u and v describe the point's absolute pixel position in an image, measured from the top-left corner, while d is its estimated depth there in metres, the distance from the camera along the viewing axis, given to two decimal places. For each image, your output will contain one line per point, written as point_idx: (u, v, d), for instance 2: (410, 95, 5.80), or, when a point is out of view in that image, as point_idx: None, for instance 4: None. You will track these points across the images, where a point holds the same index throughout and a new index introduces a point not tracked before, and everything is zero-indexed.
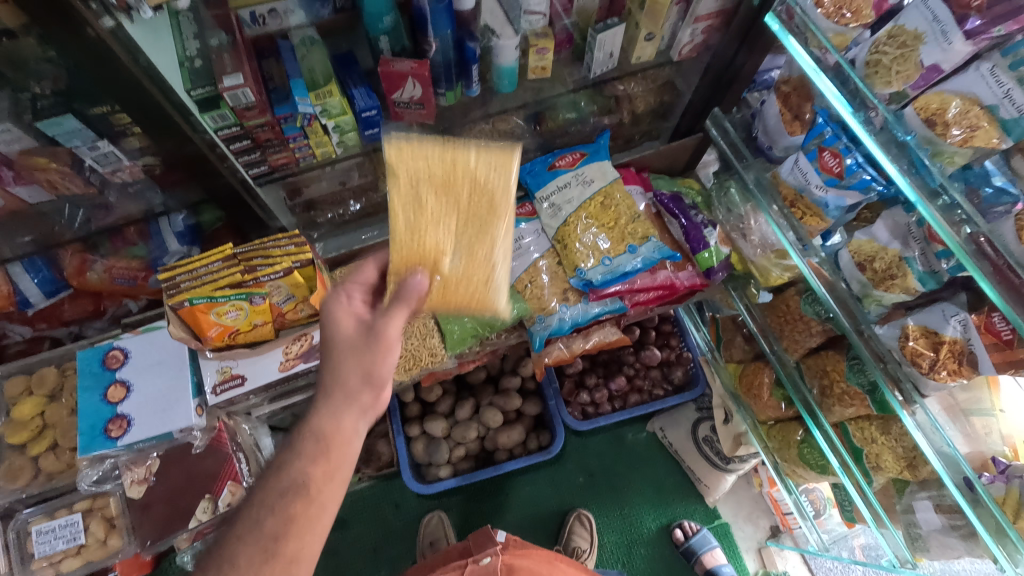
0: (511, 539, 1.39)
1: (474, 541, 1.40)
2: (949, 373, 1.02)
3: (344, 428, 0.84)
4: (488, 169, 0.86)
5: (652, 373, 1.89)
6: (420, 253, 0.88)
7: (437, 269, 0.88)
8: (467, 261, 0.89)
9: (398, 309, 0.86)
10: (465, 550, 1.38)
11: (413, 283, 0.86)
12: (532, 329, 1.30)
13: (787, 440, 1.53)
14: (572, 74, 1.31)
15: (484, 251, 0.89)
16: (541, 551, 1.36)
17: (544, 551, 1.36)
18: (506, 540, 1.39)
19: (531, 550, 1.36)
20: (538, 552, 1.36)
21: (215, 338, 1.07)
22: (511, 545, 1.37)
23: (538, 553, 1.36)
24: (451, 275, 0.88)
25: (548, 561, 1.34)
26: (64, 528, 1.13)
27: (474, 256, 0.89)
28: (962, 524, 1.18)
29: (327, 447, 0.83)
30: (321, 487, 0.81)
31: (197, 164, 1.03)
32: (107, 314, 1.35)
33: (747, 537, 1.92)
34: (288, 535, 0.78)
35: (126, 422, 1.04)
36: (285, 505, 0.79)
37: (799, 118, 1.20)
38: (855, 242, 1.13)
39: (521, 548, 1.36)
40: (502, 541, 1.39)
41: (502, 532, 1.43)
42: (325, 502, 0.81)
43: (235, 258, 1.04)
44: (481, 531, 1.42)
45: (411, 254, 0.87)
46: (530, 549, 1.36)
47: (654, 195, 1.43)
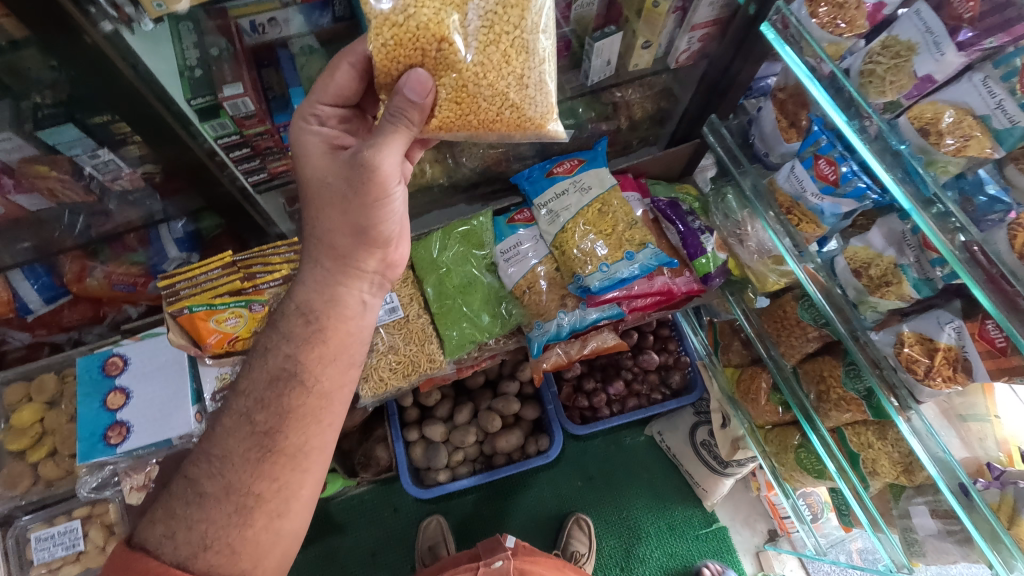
0: (520, 545, 1.40)
1: (483, 546, 1.42)
2: (943, 379, 1.04)
3: (343, 305, 0.95)
4: None
5: (651, 378, 1.89)
6: (425, 39, 0.79)
7: (450, 60, 0.81)
8: (486, 35, 0.81)
9: (391, 149, 0.85)
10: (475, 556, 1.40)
11: (410, 89, 0.80)
12: (530, 335, 1.31)
13: (785, 444, 1.53)
14: (570, 81, 1.32)
15: (508, 24, 0.81)
16: (549, 560, 1.37)
17: (552, 560, 1.37)
18: (516, 547, 1.39)
19: (541, 558, 1.37)
20: (547, 560, 1.37)
21: (214, 346, 1.02)
22: (520, 552, 1.37)
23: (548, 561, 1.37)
24: (466, 68, 0.81)
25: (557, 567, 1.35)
26: (63, 534, 1.11)
27: (490, 42, 0.81)
28: (958, 529, 1.17)
29: (321, 327, 0.93)
30: (317, 375, 0.90)
31: (196, 171, 1.03)
32: (107, 320, 1.35)
33: (745, 540, 1.92)
34: (285, 425, 0.86)
35: (126, 429, 1.05)
36: (282, 397, 0.87)
37: (795, 125, 1.22)
38: (849, 249, 1.15)
39: (530, 555, 1.37)
40: (512, 547, 1.39)
41: (512, 539, 1.43)
42: (323, 391, 0.90)
43: (235, 265, 1.06)
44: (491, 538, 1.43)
45: (414, 42, 0.80)
46: (539, 556, 1.37)
47: (651, 201, 1.43)
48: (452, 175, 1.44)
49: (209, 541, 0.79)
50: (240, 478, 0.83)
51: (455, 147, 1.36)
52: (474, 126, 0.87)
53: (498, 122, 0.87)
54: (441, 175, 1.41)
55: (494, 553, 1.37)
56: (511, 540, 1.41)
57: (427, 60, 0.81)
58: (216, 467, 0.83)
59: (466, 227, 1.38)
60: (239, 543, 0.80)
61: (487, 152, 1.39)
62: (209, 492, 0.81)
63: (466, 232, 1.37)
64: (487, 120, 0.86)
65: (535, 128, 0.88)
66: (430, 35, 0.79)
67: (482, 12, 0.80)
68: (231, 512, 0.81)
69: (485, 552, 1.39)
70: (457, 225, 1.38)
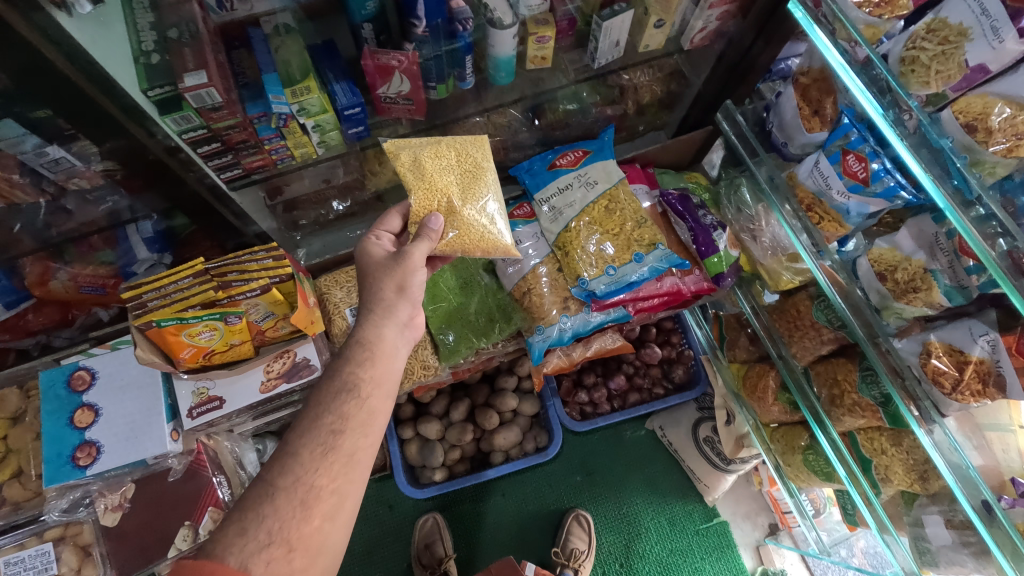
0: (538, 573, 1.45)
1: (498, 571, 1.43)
2: (972, 394, 0.96)
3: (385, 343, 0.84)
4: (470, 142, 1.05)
5: (653, 372, 1.83)
6: (434, 201, 1.00)
7: (453, 209, 1.01)
8: (471, 193, 1.03)
9: (424, 240, 0.93)
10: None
11: (431, 223, 0.95)
12: (531, 340, 1.23)
13: (792, 445, 1.49)
14: (574, 61, 1.19)
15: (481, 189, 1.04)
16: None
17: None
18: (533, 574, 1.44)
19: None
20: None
21: (188, 360, 0.98)
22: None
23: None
24: (465, 216, 1.02)
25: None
26: (35, 557, 1.01)
27: (478, 205, 1.04)
28: (975, 540, 1.12)
29: (372, 353, 0.82)
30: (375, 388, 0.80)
31: (157, 169, 0.92)
32: (76, 323, 1.26)
33: (745, 534, 1.87)
34: (349, 425, 0.75)
35: (96, 449, 0.97)
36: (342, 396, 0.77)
37: (818, 113, 1.12)
38: (874, 251, 1.08)
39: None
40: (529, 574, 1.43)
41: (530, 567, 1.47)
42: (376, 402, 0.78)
43: (208, 274, 0.94)
44: (506, 563, 1.43)
45: (431, 199, 0.98)
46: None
47: (660, 194, 1.34)
48: None
49: (273, 538, 0.66)
50: (303, 471, 0.70)
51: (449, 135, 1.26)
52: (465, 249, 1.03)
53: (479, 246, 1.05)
54: None
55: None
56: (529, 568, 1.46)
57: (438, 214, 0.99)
58: (283, 460, 0.71)
59: None
60: (295, 541, 0.67)
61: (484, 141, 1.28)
62: (278, 484, 0.69)
63: None
64: (477, 244, 1.03)
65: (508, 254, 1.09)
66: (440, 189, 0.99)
67: (465, 181, 1.03)
68: (297, 505, 0.68)
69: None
70: None
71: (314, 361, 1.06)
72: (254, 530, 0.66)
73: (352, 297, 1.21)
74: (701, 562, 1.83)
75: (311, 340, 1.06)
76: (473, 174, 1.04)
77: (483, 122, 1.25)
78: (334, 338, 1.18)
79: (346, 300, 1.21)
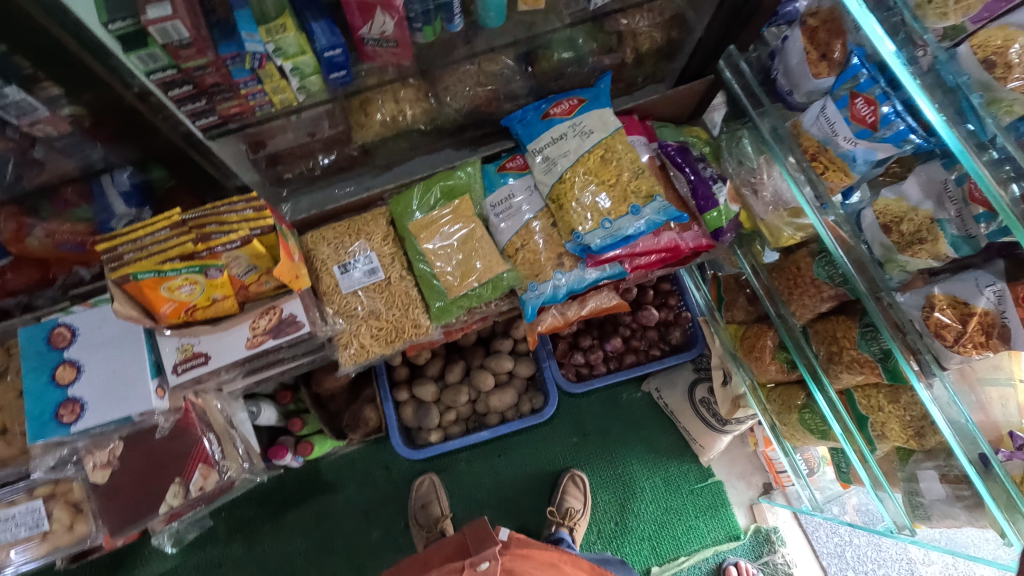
0: (514, 537, 1.20)
1: (471, 535, 1.19)
2: (975, 346, 0.95)
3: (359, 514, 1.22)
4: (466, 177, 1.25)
5: (649, 334, 1.79)
6: (431, 224, 1.20)
7: (448, 227, 1.20)
8: (461, 212, 1.21)
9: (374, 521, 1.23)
10: (461, 547, 1.19)
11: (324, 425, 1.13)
12: (524, 297, 1.21)
13: (788, 405, 1.43)
14: (569, 5, 1.12)
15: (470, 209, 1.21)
16: (546, 551, 1.19)
17: (547, 551, 1.18)
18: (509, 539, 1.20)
19: (533, 551, 1.17)
20: (542, 553, 1.18)
21: (169, 316, 0.96)
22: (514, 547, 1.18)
23: (543, 556, 1.17)
24: (470, 234, 1.20)
25: (551, 564, 1.15)
26: (26, 514, 1.07)
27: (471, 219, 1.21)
28: (968, 494, 1.10)
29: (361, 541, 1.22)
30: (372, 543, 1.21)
31: (125, 116, 0.88)
32: (57, 283, 1.23)
33: (739, 493, 1.88)
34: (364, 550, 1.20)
35: (79, 406, 0.96)
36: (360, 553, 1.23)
37: (826, 57, 1.07)
38: (880, 202, 1.04)
39: (524, 549, 1.19)
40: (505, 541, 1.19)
41: (504, 530, 1.23)
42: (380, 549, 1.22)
43: (184, 226, 0.91)
44: (480, 524, 1.20)
45: (433, 224, 1.19)
46: (534, 549, 1.18)
47: (659, 146, 1.29)
48: (434, 118, 1.27)
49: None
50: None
51: (439, 85, 1.20)
52: (467, 251, 1.19)
53: (480, 251, 1.19)
54: (422, 119, 1.25)
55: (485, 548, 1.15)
56: (504, 533, 1.21)
57: (441, 229, 1.19)
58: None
59: (450, 180, 1.24)
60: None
61: (474, 91, 1.22)
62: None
63: (452, 186, 1.23)
64: (476, 246, 1.19)
65: (491, 266, 1.18)
66: (426, 223, 1.20)
67: (453, 208, 1.21)
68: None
69: (473, 545, 1.18)
70: (442, 178, 1.24)
71: (301, 317, 1.03)
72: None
73: (339, 254, 1.18)
74: (696, 520, 1.84)
75: (297, 297, 1.04)
76: (471, 241, 1.19)
77: (473, 70, 1.19)
78: (323, 295, 1.16)
79: (333, 258, 1.18)
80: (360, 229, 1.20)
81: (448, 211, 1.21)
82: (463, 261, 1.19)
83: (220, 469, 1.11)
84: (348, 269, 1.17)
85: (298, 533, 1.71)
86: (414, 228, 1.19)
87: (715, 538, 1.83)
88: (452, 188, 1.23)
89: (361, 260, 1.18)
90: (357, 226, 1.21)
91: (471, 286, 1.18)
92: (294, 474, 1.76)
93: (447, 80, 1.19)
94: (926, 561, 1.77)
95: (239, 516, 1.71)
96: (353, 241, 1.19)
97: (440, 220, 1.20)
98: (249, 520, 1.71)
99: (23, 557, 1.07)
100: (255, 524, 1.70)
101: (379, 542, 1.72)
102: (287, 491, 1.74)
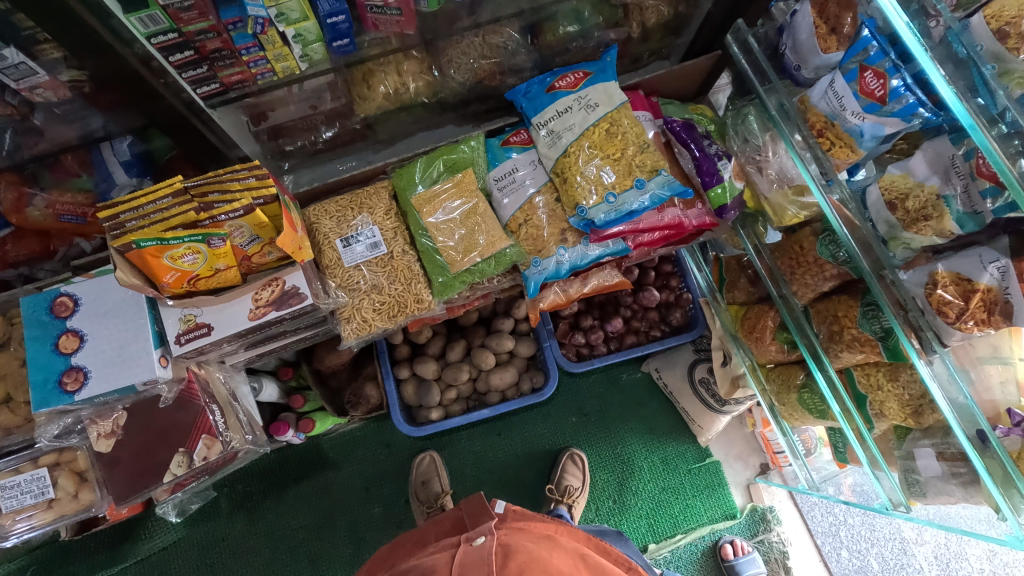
0: (511, 510, 1.15)
1: (467, 511, 1.17)
2: (976, 323, 0.96)
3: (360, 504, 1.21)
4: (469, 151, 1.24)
5: (650, 315, 1.77)
6: (433, 198, 1.19)
7: (450, 201, 1.19)
8: (461, 186, 1.20)
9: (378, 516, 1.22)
10: (459, 523, 1.17)
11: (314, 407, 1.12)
12: (527, 273, 1.22)
13: (788, 383, 1.42)
14: None
15: (472, 184, 1.21)
16: (541, 522, 1.09)
17: (545, 523, 1.10)
18: (505, 512, 1.15)
19: (529, 524, 1.06)
20: (537, 525, 1.08)
21: (171, 286, 0.96)
22: (509, 519, 1.13)
23: (537, 527, 1.07)
24: (473, 208, 1.19)
25: (546, 536, 1.03)
26: (31, 482, 1.08)
27: (473, 193, 1.20)
28: (964, 471, 1.08)
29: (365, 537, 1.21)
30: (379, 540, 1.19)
31: (132, 83, 0.89)
32: (58, 255, 1.24)
33: (736, 473, 1.90)
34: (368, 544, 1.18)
35: (83, 374, 0.96)
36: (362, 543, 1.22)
37: (835, 32, 1.06)
38: (886, 178, 1.04)
39: (519, 521, 1.10)
40: (500, 513, 1.15)
41: (501, 504, 1.19)
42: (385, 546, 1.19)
43: (187, 193, 0.90)
44: (476, 500, 1.18)
45: (435, 199, 1.19)
46: (529, 521, 1.10)
47: (664, 121, 1.27)
48: (438, 92, 1.25)
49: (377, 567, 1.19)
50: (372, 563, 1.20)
51: (442, 57, 1.18)
52: (468, 226, 1.18)
53: (484, 226, 1.18)
54: (425, 92, 1.23)
55: (479, 522, 1.12)
56: (501, 505, 1.18)
57: (444, 203, 1.19)
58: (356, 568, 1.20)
59: (454, 154, 1.23)
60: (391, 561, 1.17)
61: (478, 64, 1.20)
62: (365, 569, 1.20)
63: (456, 159, 1.23)
64: (478, 221, 1.19)
65: (495, 239, 1.18)
66: (425, 200, 1.19)
67: (454, 182, 1.20)
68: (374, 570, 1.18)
69: (469, 519, 1.15)
70: (445, 151, 1.23)
71: (304, 289, 1.02)
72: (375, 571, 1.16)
73: (341, 228, 1.17)
74: (693, 499, 1.86)
75: (300, 269, 1.03)
76: (474, 216, 1.19)
77: (478, 42, 1.17)
78: (326, 268, 1.16)
79: (336, 231, 1.17)
80: (363, 203, 1.20)
81: (449, 186, 1.20)
82: (466, 236, 1.18)
83: (225, 440, 1.11)
84: (351, 243, 1.17)
85: (300, 509, 1.73)
86: (417, 202, 1.19)
87: (712, 517, 1.85)
88: (454, 162, 1.23)
89: (364, 234, 1.17)
90: (360, 200, 1.20)
91: (474, 261, 1.17)
92: (295, 451, 1.77)
93: (451, 52, 1.18)
94: (919, 541, 1.81)
95: (242, 492, 1.72)
96: (356, 215, 1.19)
97: (442, 195, 1.19)
98: (251, 495, 1.73)
99: (29, 524, 1.10)
100: (257, 499, 1.72)
101: (379, 517, 1.74)
102: (288, 468, 1.75)
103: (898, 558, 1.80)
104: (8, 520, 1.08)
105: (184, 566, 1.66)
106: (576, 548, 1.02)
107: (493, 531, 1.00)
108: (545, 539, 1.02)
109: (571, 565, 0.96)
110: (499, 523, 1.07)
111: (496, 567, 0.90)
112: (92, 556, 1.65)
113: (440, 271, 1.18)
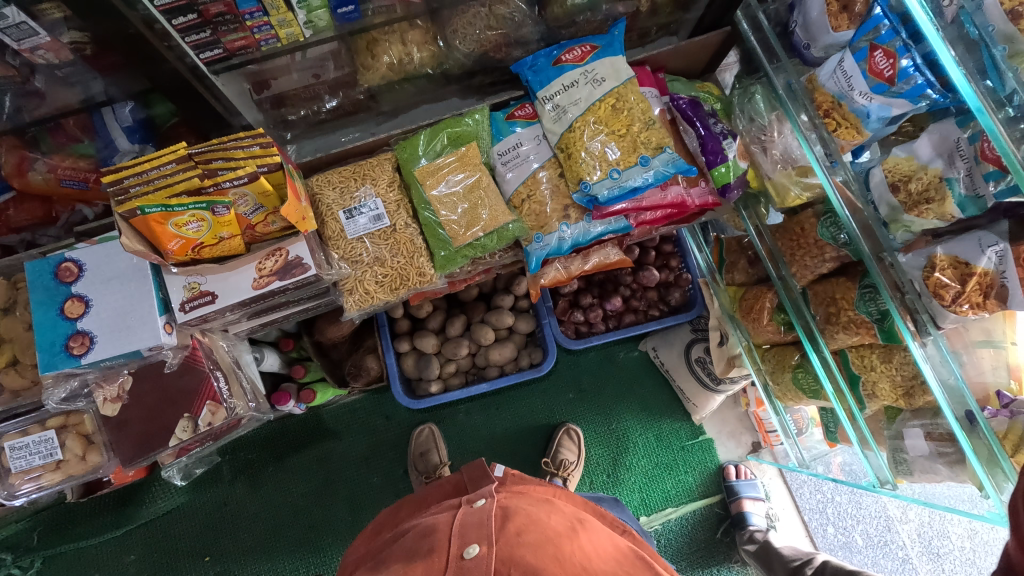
0: (510, 474, 1.19)
1: (468, 476, 1.19)
2: (972, 306, 0.98)
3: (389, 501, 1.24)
4: (476, 123, 1.23)
5: (649, 295, 1.77)
6: (434, 171, 1.19)
7: (452, 175, 1.19)
8: (463, 162, 1.20)
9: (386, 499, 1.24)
10: (460, 486, 1.20)
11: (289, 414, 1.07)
12: (529, 248, 1.23)
13: (782, 363, 1.43)
14: None
15: (476, 159, 1.20)
16: (540, 487, 1.13)
17: (543, 488, 1.13)
18: (505, 476, 1.19)
19: (529, 489, 1.08)
20: (536, 489, 1.12)
21: (176, 253, 0.97)
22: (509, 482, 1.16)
23: (537, 492, 1.10)
24: (478, 184, 1.19)
25: (545, 500, 1.04)
26: (39, 444, 1.11)
27: (477, 167, 1.20)
28: (951, 451, 1.11)
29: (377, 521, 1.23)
30: (388, 518, 1.22)
31: (134, 45, 0.89)
32: (60, 221, 1.24)
33: (728, 451, 1.93)
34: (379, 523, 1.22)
35: (89, 339, 0.98)
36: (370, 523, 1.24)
37: (847, 10, 1.05)
38: (890, 160, 1.04)
39: (519, 484, 1.14)
40: (500, 477, 1.18)
41: (500, 468, 1.23)
42: (388, 519, 1.21)
43: (192, 160, 0.91)
44: (477, 465, 1.21)
45: (438, 172, 1.19)
46: (528, 485, 1.14)
47: (670, 99, 1.27)
48: (443, 63, 1.24)
49: (374, 528, 1.21)
50: (371, 529, 1.22)
51: (447, 27, 1.17)
52: (471, 201, 1.18)
53: (488, 201, 1.18)
54: (430, 63, 1.22)
55: (480, 486, 1.16)
56: (500, 470, 1.21)
57: (446, 175, 1.19)
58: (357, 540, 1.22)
59: (457, 126, 1.22)
60: (390, 523, 1.20)
61: (484, 35, 1.17)
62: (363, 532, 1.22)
63: (459, 131, 1.22)
64: (481, 198, 1.19)
65: (495, 213, 1.18)
66: (427, 173, 1.19)
67: (458, 157, 1.20)
68: (369, 536, 1.20)
69: (470, 483, 1.18)
70: (449, 124, 1.22)
71: (307, 260, 1.02)
72: (374, 534, 1.19)
73: (344, 199, 1.18)
74: (685, 474, 1.90)
75: (302, 239, 1.04)
76: (477, 190, 1.19)
77: (484, 12, 1.15)
78: (328, 240, 1.17)
79: (339, 203, 1.18)
80: (365, 174, 1.20)
81: (452, 161, 1.20)
82: (468, 210, 1.18)
83: (229, 406, 1.12)
84: (353, 215, 1.17)
85: (300, 476, 1.77)
86: (421, 174, 1.19)
87: (703, 492, 1.89)
88: (457, 135, 1.22)
89: (366, 206, 1.17)
90: (363, 171, 1.20)
91: (476, 235, 1.18)
92: (295, 421, 1.79)
93: (456, 22, 1.16)
94: (903, 519, 1.87)
95: (242, 459, 1.76)
96: (359, 186, 1.19)
97: (445, 168, 1.19)
98: (251, 462, 1.76)
99: (37, 483, 1.13)
100: (257, 466, 1.75)
101: (378, 486, 1.78)
102: (289, 436, 1.78)
103: (881, 534, 1.86)
104: (18, 480, 1.11)
105: (187, 530, 1.70)
106: (574, 514, 1.02)
107: (494, 495, 1.01)
108: (544, 503, 1.03)
109: (567, 526, 0.96)
110: (499, 486, 1.09)
111: (495, 527, 0.91)
112: (96, 518, 1.69)
113: (444, 245, 1.19)
